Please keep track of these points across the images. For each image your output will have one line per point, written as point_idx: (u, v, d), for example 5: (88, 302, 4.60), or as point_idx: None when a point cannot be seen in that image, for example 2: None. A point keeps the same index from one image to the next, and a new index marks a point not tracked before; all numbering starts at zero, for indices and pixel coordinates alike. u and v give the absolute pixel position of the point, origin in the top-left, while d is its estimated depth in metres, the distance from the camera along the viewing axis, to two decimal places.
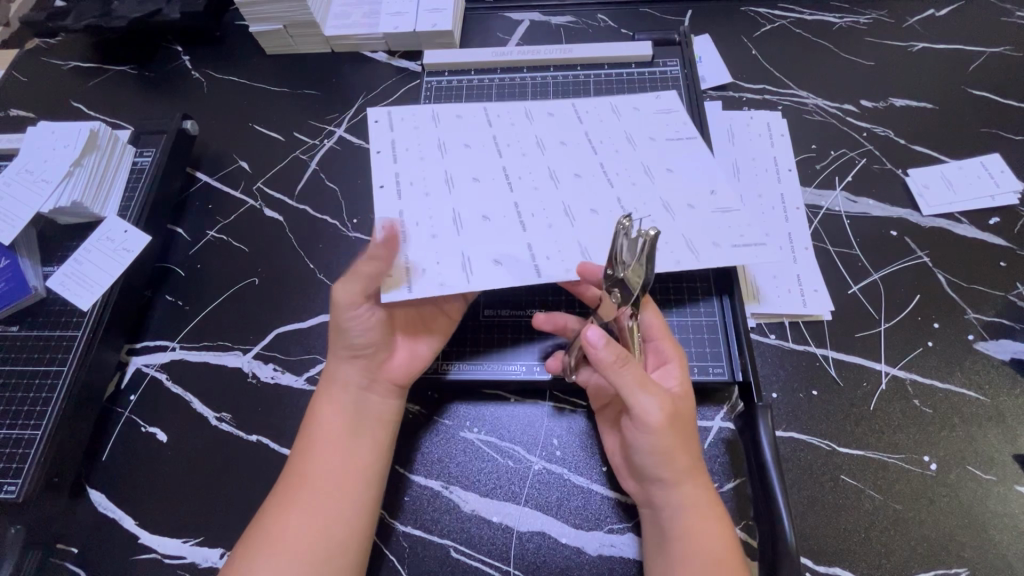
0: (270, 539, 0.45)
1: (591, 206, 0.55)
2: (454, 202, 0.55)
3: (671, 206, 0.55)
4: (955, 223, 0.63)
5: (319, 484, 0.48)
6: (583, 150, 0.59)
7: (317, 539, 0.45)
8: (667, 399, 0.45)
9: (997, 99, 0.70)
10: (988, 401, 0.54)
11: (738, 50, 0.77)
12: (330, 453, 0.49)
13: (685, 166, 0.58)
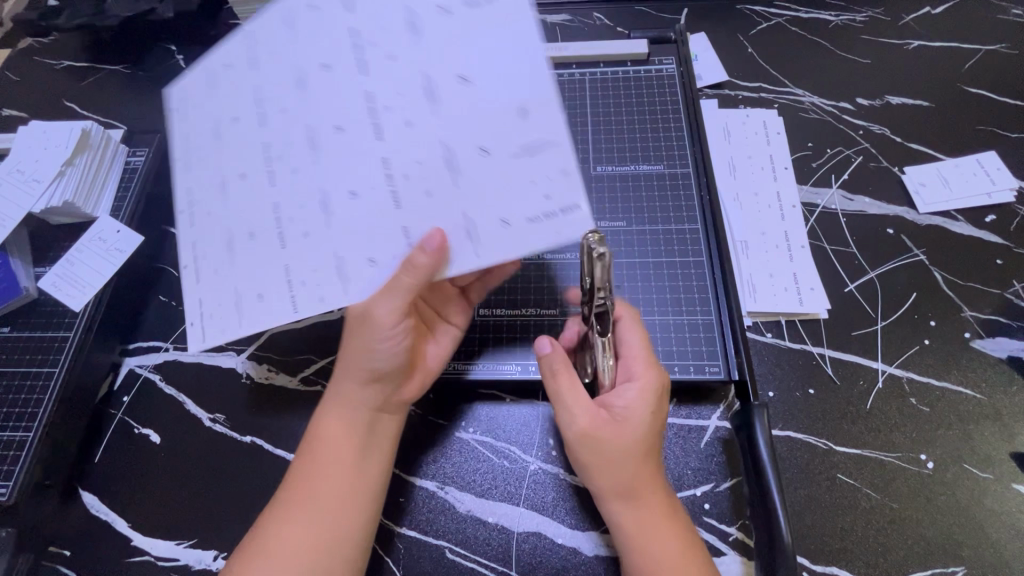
0: (259, 542, 0.45)
1: (379, 202, 0.43)
2: (224, 212, 0.45)
3: (476, 208, 0.42)
4: (952, 221, 0.62)
5: (321, 501, 0.47)
6: (376, 112, 0.43)
7: (311, 544, 0.45)
8: (593, 418, 0.47)
9: (994, 97, 0.70)
10: (985, 399, 0.54)
11: (734, 48, 0.77)
12: (334, 466, 0.48)
13: (509, 142, 0.41)
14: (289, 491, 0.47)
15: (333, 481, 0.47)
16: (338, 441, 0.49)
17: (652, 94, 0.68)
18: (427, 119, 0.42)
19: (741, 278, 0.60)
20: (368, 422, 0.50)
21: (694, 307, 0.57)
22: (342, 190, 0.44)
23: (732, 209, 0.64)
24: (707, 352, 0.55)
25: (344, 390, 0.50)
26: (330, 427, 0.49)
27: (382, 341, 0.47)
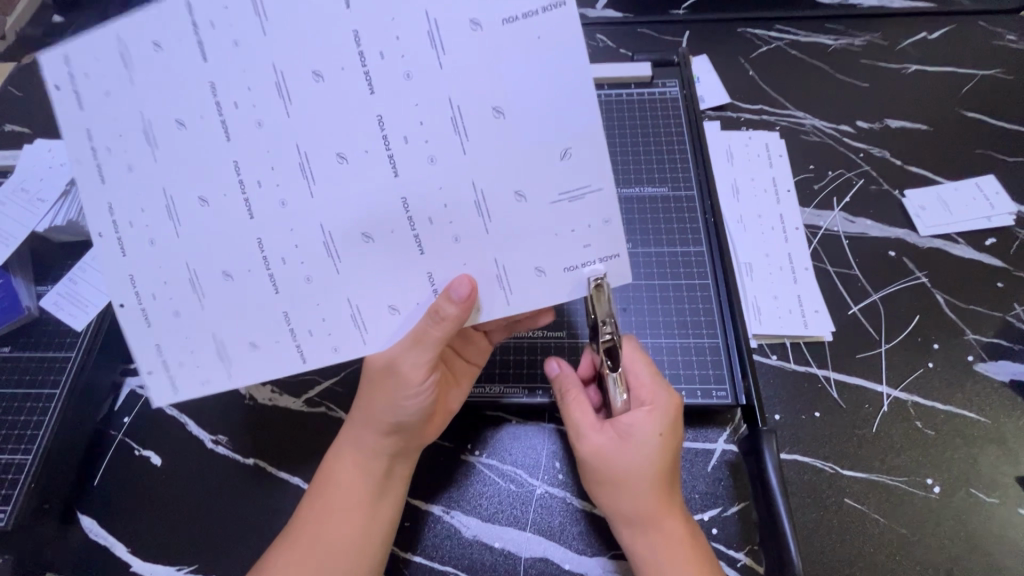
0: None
1: (385, 241, 0.41)
2: (189, 246, 0.41)
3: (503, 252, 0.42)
4: (953, 244, 0.63)
5: (330, 544, 0.47)
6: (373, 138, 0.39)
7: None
8: (605, 442, 0.48)
9: (990, 121, 0.72)
10: (989, 422, 0.54)
11: (735, 71, 0.78)
12: (350, 505, 0.48)
13: (544, 189, 0.41)
14: (297, 531, 0.47)
15: (345, 524, 0.47)
16: (352, 483, 0.49)
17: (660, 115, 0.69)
18: (442, 154, 0.40)
19: (746, 300, 0.60)
20: (385, 467, 0.49)
21: (700, 330, 0.57)
22: (335, 224, 0.41)
23: (737, 231, 0.64)
24: (714, 376, 0.55)
25: (359, 433, 0.50)
26: (344, 468, 0.49)
27: (409, 395, 0.48)
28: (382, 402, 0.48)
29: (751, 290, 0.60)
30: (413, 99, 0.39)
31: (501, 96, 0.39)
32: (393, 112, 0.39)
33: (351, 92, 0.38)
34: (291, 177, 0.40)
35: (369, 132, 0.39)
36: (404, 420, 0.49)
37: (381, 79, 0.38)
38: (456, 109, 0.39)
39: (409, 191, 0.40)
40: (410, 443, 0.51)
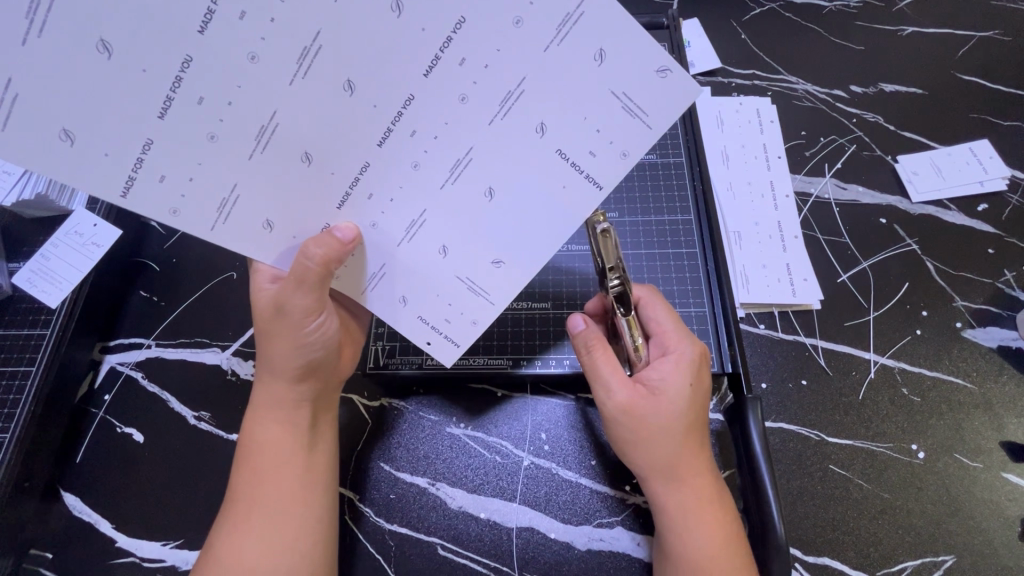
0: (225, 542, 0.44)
1: (327, 166, 0.38)
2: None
3: (417, 235, 0.41)
4: (945, 210, 0.62)
5: (270, 507, 0.45)
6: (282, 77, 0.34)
7: (267, 543, 0.44)
8: (630, 393, 0.46)
9: (987, 85, 0.70)
10: (976, 388, 0.54)
11: (727, 34, 0.75)
12: (274, 467, 0.47)
13: (431, 178, 0.39)
14: (237, 502, 0.46)
15: (280, 486, 0.46)
16: (274, 443, 0.47)
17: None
18: (452, 137, 0.37)
19: (735, 268, 0.59)
20: (299, 422, 0.48)
21: (687, 299, 0.56)
22: (284, 126, 0.36)
23: (724, 200, 0.63)
24: None
25: (272, 391, 0.48)
26: (263, 431, 0.48)
27: (300, 341, 0.46)
28: (281, 354, 0.46)
29: (739, 259, 0.60)
30: (491, 60, 0.34)
31: (552, 112, 0.36)
32: (441, 65, 0.34)
33: (374, 18, 0.33)
34: (272, 66, 0.34)
35: (383, 75, 0.35)
36: (314, 364, 0.48)
37: (488, 35, 0.33)
38: (518, 94, 0.35)
39: (310, 146, 0.37)
40: (325, 391, 0.50)
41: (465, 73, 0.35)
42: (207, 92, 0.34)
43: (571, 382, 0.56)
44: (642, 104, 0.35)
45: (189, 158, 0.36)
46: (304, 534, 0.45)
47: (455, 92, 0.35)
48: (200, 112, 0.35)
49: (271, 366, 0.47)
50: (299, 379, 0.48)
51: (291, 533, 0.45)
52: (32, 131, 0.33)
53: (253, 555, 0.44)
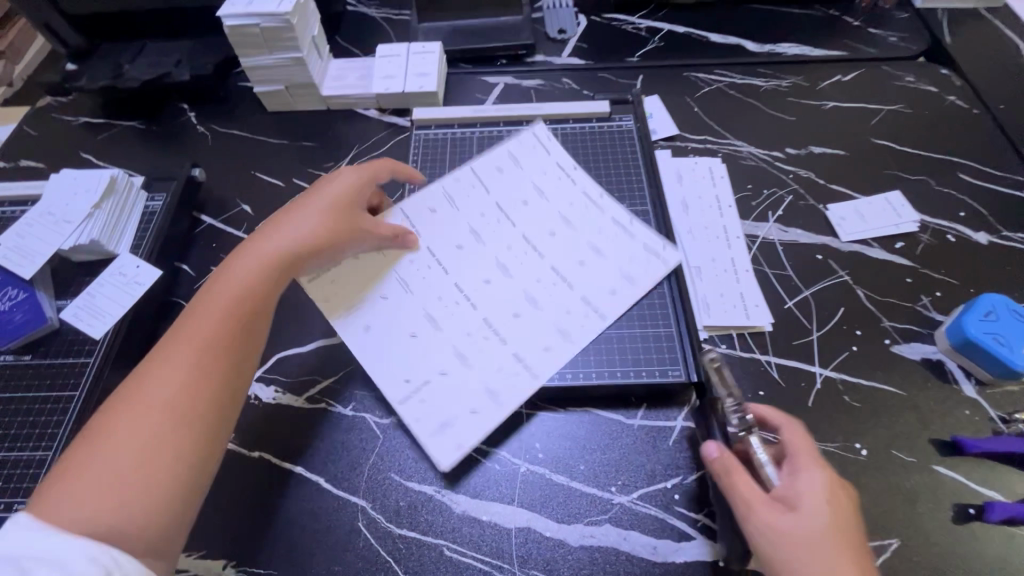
0: (81, 459, 0.46)
1: (462, 252, 0.69)
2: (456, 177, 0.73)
3: (433, 323, 0.65)
4: (869, 247, 0.74)
5: (137, 428, 0.48)
6: (494, 213, 0.71)
7: (121, 459, 0.46)
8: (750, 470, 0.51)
9: (897, 147, 0.84)
10: (906, 394, 0.63)
11: (682, 108, 0.90)
12: (161, 386, 0.50)
13: (490, 283, 0.67)
14: (126, 387, 0.51)
15: (163, 406, 0.49)
16: (164, 350, 0.52)
17: (503, 140, 0.81)
18: (513, 274, 0.67)
19: (696, 295, 0.69)
20: (206, 346, 0.53)
21: (657, 320, 0.66)
22: (477, 226, 0.71)
23: (686, 240, 0.74)
24: (670, 358, 0.64)
25: (192, 315, 0.55)
26: (166, 350, 0.53)
27: (251, 269, 0.58)
28: (258, 268, 0.58)
29: (699, 288, 0.70)
30: (556, 233, 0.70)
31: (560, 293, 0.66)
32: (549, 232, 0.70)
33: (582, 207, 0.72)
34: (532, 214, 0.72)
35: (532, 218, 0.71)
36: (247, 290, 0.57)
37: (566, 231, 0.70)
38: (558, 270, 0.67)
39: (467, 241, 0.69)
40: (240, 322, 0.56)
41: (558, 232, 0.70)
42: (456, 196, 0.72)
43: (562, 397, 0.64)
44: (632, 274, 0.67)
45: (431, 208, 0.71)
46: (171, 454, 0.48)
47: (552, 234, 0.70)
48: (431, 202, 0.71)
49: (248, 271, 0.58)
50: (237, 298, 0.56)
51: (152, 454, 0.47)
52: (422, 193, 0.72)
53: (99, 467, 0.46)
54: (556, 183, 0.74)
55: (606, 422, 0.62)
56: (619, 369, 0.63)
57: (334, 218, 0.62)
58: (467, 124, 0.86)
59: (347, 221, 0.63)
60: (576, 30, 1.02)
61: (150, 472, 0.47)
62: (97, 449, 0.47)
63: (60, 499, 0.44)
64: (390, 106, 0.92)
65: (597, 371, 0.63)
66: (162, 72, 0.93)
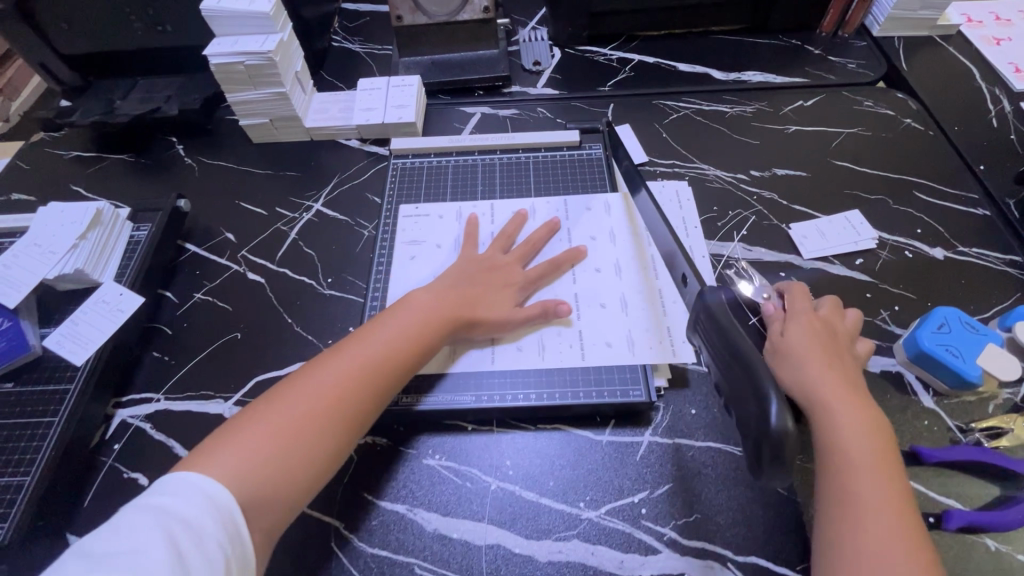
0: (221, 441, 0.51)
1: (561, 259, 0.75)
2: (567, 201, 0.82)
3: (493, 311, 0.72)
4: (830, 264, 0.77)
5: (276, 437, 0.51)
6: (609, 241, 0.77)
7: (261, 463, 0.50)
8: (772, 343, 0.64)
9: (856, 168, 0.88)
10: None
11: (651, 134, 0.94)
12: (307, 402, 0.54)
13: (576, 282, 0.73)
14: (303, 372, 0.57)
15: (303, 424, 0.53)
16: (366, 342, 0.59)
17: (482, 172, 0.87)
18: (584, 287, 0.72)
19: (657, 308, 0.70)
20: (365, 391, 0.57)
21: (619, 342, 0.68)
22: (586, 243, 0.77)
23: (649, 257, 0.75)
24: (631, 379, 0.65)
25: (367, 347, 0.59)
26: (319, 372, 0.56)
27: (404, 322, 0.62)
28: (455, 297, 0.66)
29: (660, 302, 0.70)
30: (599, 278, 0.73)
31: (589, 326, 0.69)
32: (603, 274, 0.74)
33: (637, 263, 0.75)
34: (595, 249, 0.76)
35: (595, 260, 0.75)
36: (411, 350, 0.60)
37: (617, 283, 0.73)
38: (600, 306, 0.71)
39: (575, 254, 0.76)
40: (383, 378, 0.58)
41: (606, 280, 0.73)
42: (587, 212, 0.80)
43: (531, 416, 0.65)
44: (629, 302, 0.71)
45: (575, 213, 0.80)
46: (319, 447, 0.53)
47: (594, 273, 0.74)
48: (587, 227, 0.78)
49: (451, 293, 0.66)
50: (437, 324, 0.63)
51: (288, 466, 0.51)
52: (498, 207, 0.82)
53: (236, 464, 0.49)
54: (623, 235, 0.77)
55: (576, 439, 0.64)
56: (581, 390, 0.65)
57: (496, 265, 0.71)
58: (443, 154, 0.90)
59: (493, 275, 0.70)
60: (550, 61, 1.07)
61: (298, 459, 0.51)
62: (253, 427, 0.51)
63: (226, 465, 0.49)
64: (372, 137, 0.96)
65: (560, 392, 0.65)
66: (152, 107, 0.97)
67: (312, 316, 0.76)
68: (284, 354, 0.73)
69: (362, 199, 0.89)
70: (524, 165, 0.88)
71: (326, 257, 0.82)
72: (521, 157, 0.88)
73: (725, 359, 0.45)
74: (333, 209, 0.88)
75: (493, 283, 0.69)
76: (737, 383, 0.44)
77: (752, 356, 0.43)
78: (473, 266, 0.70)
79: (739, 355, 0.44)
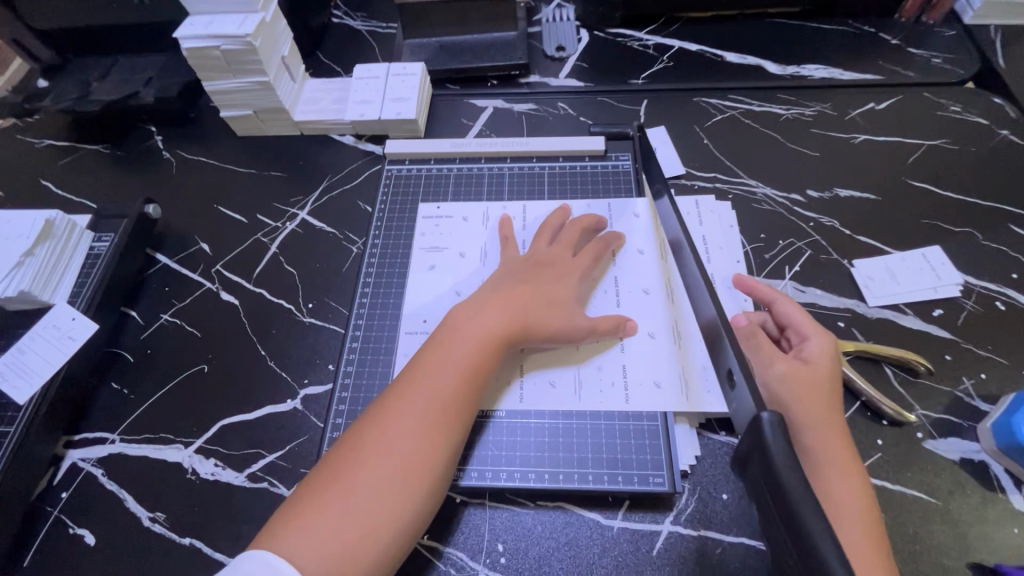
0: (301, 513, 0.45)
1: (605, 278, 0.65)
2: (623, 207, 0.71)
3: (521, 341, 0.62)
4: (901, 314, 0.64)
5: (362, 496, 0.46)
6: (655, 259, 0.67)
7: (353, 531, 0.44)
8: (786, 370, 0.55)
9: (937, 191, 0.73)
10: (939, 503, 0.53)
11: (690, 140, 0.80)
12: (383, 448, 0.48)
13: (616, 305, 0.63)
14: (370, 416, 0.51)
15: (385, 474, 0.47)
16: (427, 383, 0.52)
17: (490, 184, 0.75)
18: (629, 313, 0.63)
19: (689, 370, 0.59)
20: (443, 421, 0.50)
21: (641, 414, 0.58)
22: (629, 260, 0.67)
23: (682, 307, 0.63)
24: (652, 461, 0.55)
25: (433, 372, 0.52)
26: (389, 411, 0.50)
27: (464, 342, 0.54)
28: (514, 301, 0.57)
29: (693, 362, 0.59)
30: (657, 302, 0.64)
31: (648, 366, 0.60)
32: (661, 298, 0.64)
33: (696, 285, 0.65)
34: (654, 266, 0.66)
35: (653, 280, 0.65)
36: (482, 370, 0.53)
37: (675, 310, 0.63)
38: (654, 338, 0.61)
39: (618, 273, 0.66)
40: (459, 406, 0.52)
41: (665, 306, 0.64)
42: (633, 219, 0.70)
43: (531, 491, 0.55)
44: (680, 334, 0.61)
45: (615, 221, 0.70)
46: (406, 515, 0.47)
47: (647, 295, 0.64)
48: (642, 240, 0.68)
49: (508, 302, 0.57)
50: (502, 339, 0.55)
51: (386, 523, 0.45)
52: (532, 213, 0.72)
53: (324, 542, 0.43)
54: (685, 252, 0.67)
55: (581, 523, 0.54)
56: (592, 472, 0.55)
57: (552, 267, 0.62)
58: (445, 160, 0.78)
59: (545, 275, 0.61)
60: (576, 47, 0.93)
61: (392, 516, 0.46)
62: (335, 490, 0.46)
63: (308, 545, 0.43)
64: (368, 134, 0.85)
65: (566, 473, 0.55)
66: (126, 93, 0.86)
67: (288, 348, 0.67)
68: (254, 394, 0.64)
69: (352, 208, 0.78)
70: (540, 176, 0.75)
71: (308, 277, 0.72)
72: (538, 167, 0.76)
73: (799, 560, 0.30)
74: (319, 218, 0.77)
75: (547, 282, 0.60)
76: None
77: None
78: (521, 267, 0.62)
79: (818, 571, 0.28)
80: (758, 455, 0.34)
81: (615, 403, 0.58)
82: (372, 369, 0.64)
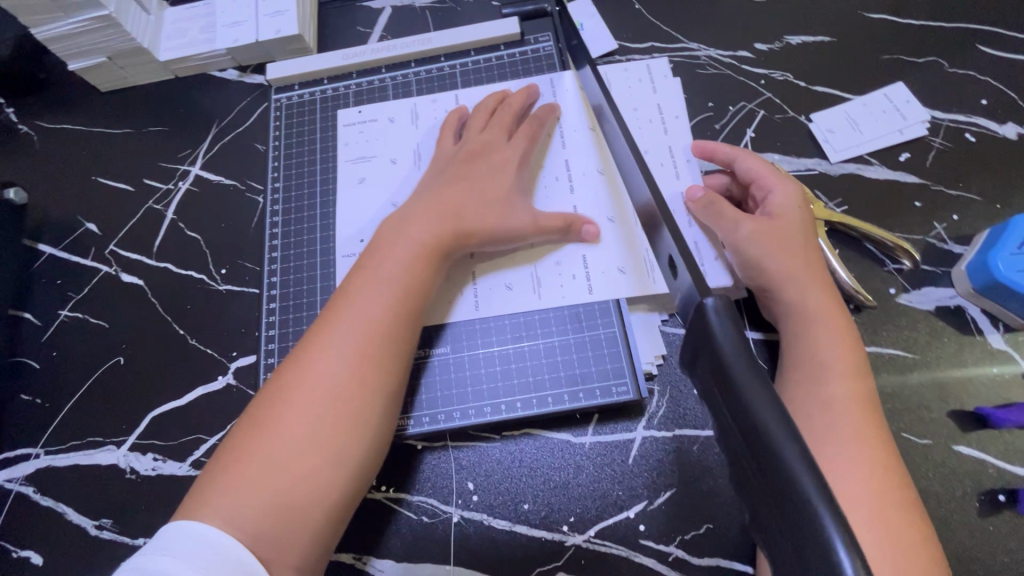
0: (230, 462, 0.40)
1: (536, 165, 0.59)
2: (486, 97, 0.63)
3: None
4: (866, 166, 0.58)
5: (296, 438, 0.40)
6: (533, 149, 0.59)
7: (293, 475, 0.39)
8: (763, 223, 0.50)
9: (897, 20, 0.65)
10: (917, 357, 0.51)
11: (620, 7, 0.69)
12: (318, 381, 0.42)
13: None
14: (300, 348, 0.45)
15: (320, 410, 0.41)
16: (357, 308, 0.45)
17: (396, 96, 0.66)
18: None
19: (637, 260, 0.54)
20: (384, 347, 0.45)
21: (595, 320, 0.53)
22: None
23: (621, 189, 0.57)
24: (613, 370, 0.51)
25: (364, 293, 0.46)
26: (320, 340, 0.44)
27: (394, 258, 0.48)
28: (436, 206, 0.51)
29: (640, 248, 0.54)
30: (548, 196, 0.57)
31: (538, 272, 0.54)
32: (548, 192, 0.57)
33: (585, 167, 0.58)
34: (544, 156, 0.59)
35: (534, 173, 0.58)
36: (416, 286, 0.48)
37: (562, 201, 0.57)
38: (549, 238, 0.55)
39: None
40: (398, 328, 0.46)
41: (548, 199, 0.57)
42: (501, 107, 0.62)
43: (494, 423, 0.52)
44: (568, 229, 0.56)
45: None
46: (346, 453, 0.41)
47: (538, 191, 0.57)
48: None
49: (435, 208, 0.51)
50: (435, 251, 0.49)
51: (329, 465, 0.41)
52: (399, 122, 0.64)
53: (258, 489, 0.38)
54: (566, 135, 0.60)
55: (551, 446, 0.51)
56: (550, 394, 0.51)
57: (481, 156, 0.55)
58: (340, 77, 0.68)
59: (477, 171, 0.54)
60: None
61: (335, 456, 0.41)
62: (264, 434, 0.41)
63: (236, 500, 0.38)
64: (252, 62, 0.73)
65: (524, 400, 0.51)
66: None
67: (208, 321, 0.60)
68: (179, 378, 0.58)
69: (250, 154, 0.68)
70: (450, 78, 0.65)
71: (216, 240, 0.64)
72: (448, 68, 0.66)
73: (751, 456, 0.28)
74: (214, 171, 0.67)
75: (478, 177, 0.53)
76: (773, 507, 0.27)
77: (801, 472, 0.26)
78: (448, 164, 0.56)
79: (775, 464, 0.27)
80: (705, 348, 0.32)
81: (578, 296, 0.53)
82: (298, 327, 0.58)
